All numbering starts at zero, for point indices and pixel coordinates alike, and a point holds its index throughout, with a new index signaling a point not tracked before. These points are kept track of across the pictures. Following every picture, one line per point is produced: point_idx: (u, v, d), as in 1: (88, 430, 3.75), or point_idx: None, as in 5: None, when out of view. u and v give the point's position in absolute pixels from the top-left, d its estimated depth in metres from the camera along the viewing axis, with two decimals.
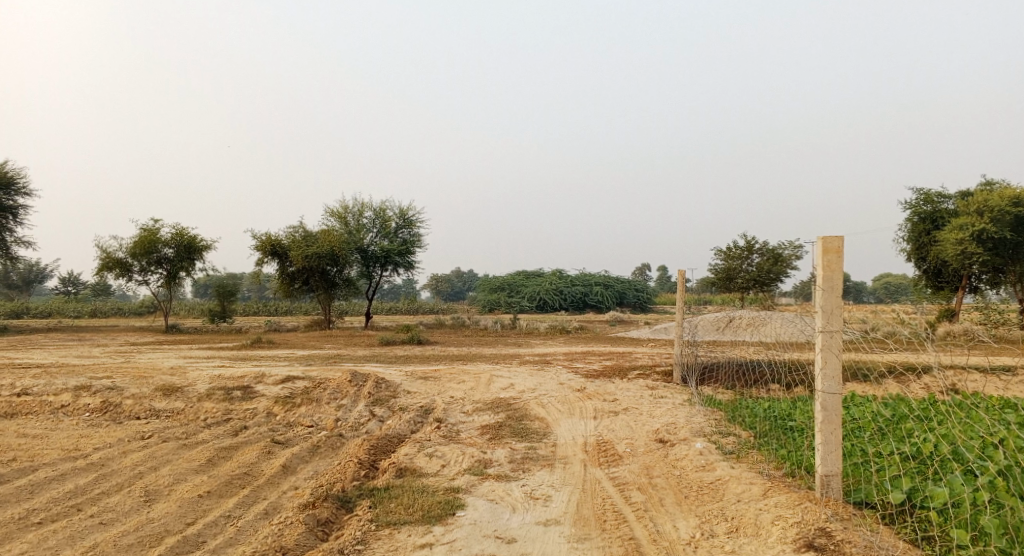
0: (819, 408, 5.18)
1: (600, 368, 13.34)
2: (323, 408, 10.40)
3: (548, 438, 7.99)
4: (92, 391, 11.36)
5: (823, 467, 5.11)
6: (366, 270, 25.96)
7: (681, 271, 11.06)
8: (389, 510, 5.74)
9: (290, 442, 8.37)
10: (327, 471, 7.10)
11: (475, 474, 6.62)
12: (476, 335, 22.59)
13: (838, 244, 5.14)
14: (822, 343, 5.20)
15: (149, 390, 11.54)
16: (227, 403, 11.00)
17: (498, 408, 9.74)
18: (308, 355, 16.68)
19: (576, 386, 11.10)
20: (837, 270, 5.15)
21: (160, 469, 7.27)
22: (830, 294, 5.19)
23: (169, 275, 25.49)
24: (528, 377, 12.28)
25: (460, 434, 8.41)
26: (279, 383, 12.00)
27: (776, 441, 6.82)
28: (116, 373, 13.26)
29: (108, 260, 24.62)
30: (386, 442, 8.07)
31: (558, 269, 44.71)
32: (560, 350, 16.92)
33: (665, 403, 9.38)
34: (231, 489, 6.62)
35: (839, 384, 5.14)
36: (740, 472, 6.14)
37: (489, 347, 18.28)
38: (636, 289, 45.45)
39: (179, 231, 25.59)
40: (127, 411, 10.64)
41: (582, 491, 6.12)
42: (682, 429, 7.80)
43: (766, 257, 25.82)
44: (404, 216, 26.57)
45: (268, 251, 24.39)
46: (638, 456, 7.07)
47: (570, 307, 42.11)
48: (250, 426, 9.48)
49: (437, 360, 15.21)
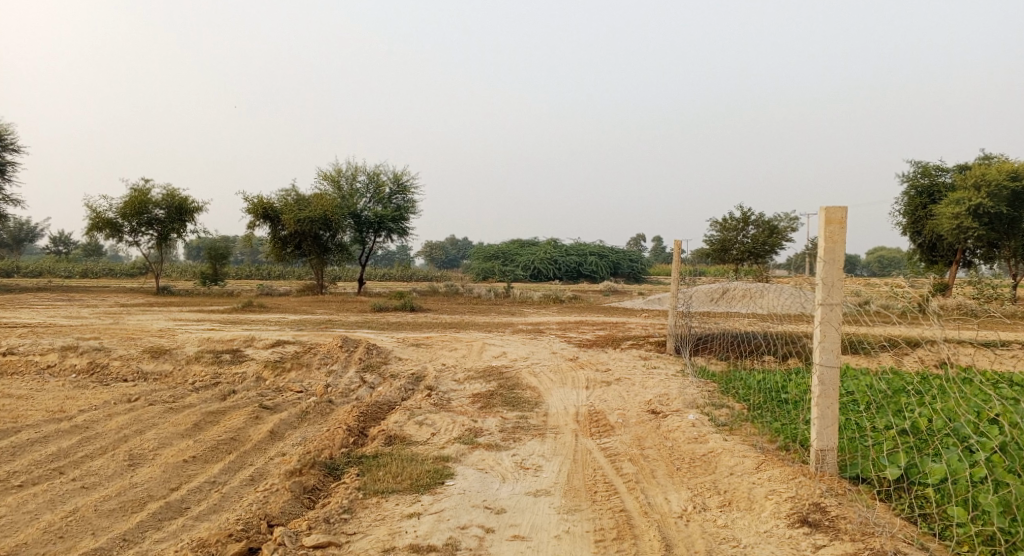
0: (816, 381, 5.07)
1: (593, 338, 13.27)
2: (313, 374, 10.30)
3: (540, 408, 7.91)
4: (79, 352, 11.23)
5: (819, 441, 5.03)
6: (359, 236, 25.75)
7: (677, 242, 10.91)
8: (377, 478, 5.65)
9: (278, 407, 8.27)
10: (316, 437, 7.01)
11: (465, 442, 6.54)
12: (470, 302, 22.50)
13: (841, 215, 4.99)
14: (822, 316, 5.08)
15: (137, 351, 11.42)
16: (216, 367, 10.89)
17: (489, 377, 9.66)
18: (300, 320, 16.57)
19: (569, 355, 11.02)
20: (840, 241, 5.01)
21: (146, 432, 7.16)
22: (831, 267, 5.05)
23: (160, 236, 25.23)
24: (521, 346, 12.20)
25: (451, 402, 8.32)
26: (269, 347, 11.89)
27: (770, 414, 6.75)
28: (104, 334, 13.12)
29: (98, 220, 24.31)
30: (376, 408, 7.98)
31: (552, 239, 44.51)
32: (554, 319, 16.85)
33: (658, 374, 9.31)
34: (217, 455, 6.52)
35: (837, 357, 5.03)
36: (734, 445, 6.06)
37: (482, 315, 18.21)
38: (630, 259, 45.36)
39: (170, 192, 25.26)
40: (115, 373, 10.53)
41: (573, 462, 6.04)
42: (675, 400, 7.73)
43: (761, 229, 25.68)
44: (398, 181, 26.29)
45: (260, 214, 24.13)
46: (629, 427, 6.99)
47: (564, 276, 42.03)
48: (238, 390, 9.38)
49: (429, 327, 15.11)
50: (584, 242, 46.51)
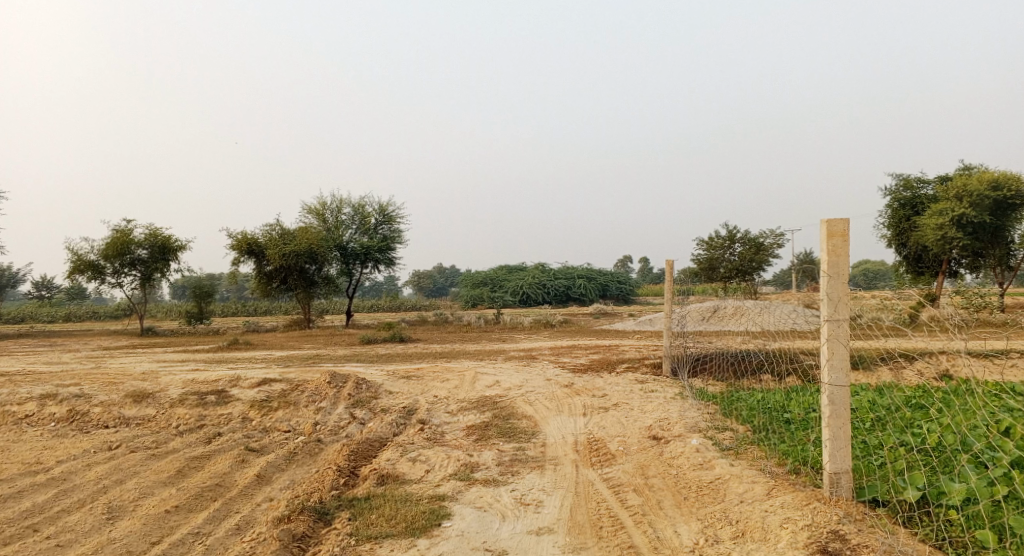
0: (826, 401, 4.88)
1: (587, 362, 13.05)
2: (301, 412, 9.99)
3: (537, 438, 7.65)
4: (58, 400, 10.83)
5: (832, 464, 4.83)
6: (346, 268, 25.49)
7: (669, 262, 10.76)
8: (370, 522, 5.36)
9: (265, 449, 7.95)
10: (304, 480, 6.71)
11: (461, 479, 6.26)
12: (459, 331, 22.25)
13: (843, 227, 4.85)
14: (829, 333, 4.91)
15: (119, 396, 11.04)
16: (201, 409, 10.54)
17: (484, 408, 9.40)
18: (287, 356, 16.22)
19: (564, 382, 10.76)
20: (843, 254, 4.87)
21: (126, 482, 6.83)
22: (836, 281, 4.90)
23: (144, 277, 24.83)
24: (514, 374, 11.94)
25: (445, 436, 8.04)
26: (256, 386, 11.55)
27: (775, 435, 6.53)
28: (84, 380, 12.72)
29: (79, 262, 23.87)
30: (367, 446, 7.69)
31: (540, 264, 44.42)
32: (546, 345, 16.60)
33: (656, 398, 9.07)
34: (201, 503, 6.20)
35: (846, 376, 4.84)
36: (742, 471, 5.83)
37: (472, 343, 17.95)
38: (618, 281, 45.28)
39: (152, 231, 24.93)
40: (95, 420, 10.15)
41: (576, 495, 5.78)
42: (676, 424, 7.48)
43: (748, 246, 25.65)
44: (383, 212, 26.16)
45: (245, 249, 23.83)
46: (632, 455, 6.74)
47: (553, 301, 41.88)
48: (224, 433, 9.06)
49: (419, 358, 14.81)
50: (572, 266, 46.42)
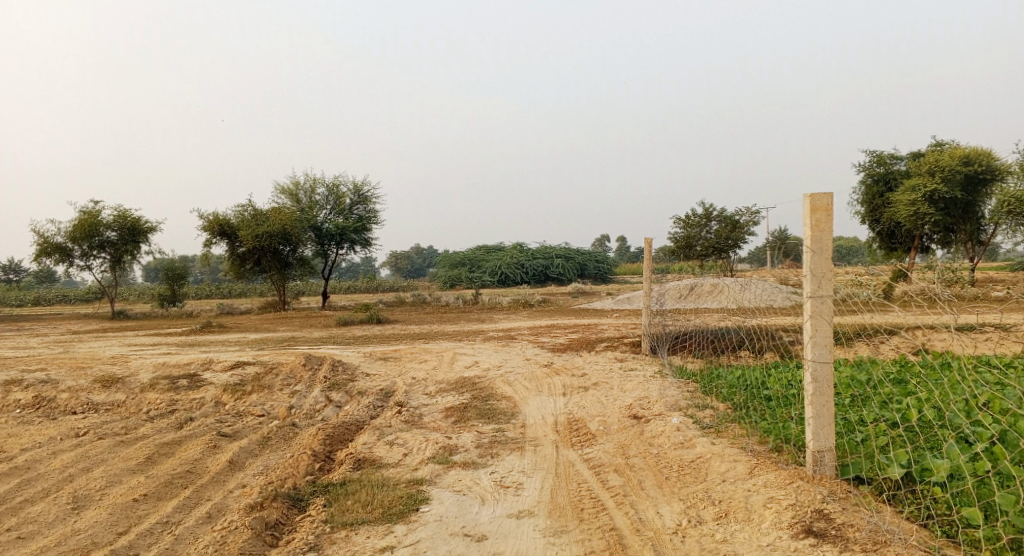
0: (809, 379, 4.82)
1: (566, 341, 12.97)
2: (276, 396, 9.80)
3: (516, 419, 7.55)
4: (24, 386, 10.50)
5: (815, 442, 4.78)
6: (321, 249, 25.14)
7: (647, 239, 10.66)
8: (345, 509, 5.22)
9: (239, 434, 7.75)
10: (279, 466, 6.54)
11: (439, 462, 6.14)
12: (437, 312, 22.07)
13: (827, 202, 4.76)
14: (812, 309, 4.83)
15: (87, 382, 10.73)
16: (172, 393, 10.29)
17: (462, 389, 9.27)
18: (262, 339, 15.93)
19: (542, 361, 10.66)
20: (827, 229, 4.78)
21: (93, 470, 6.60)
22: (819, 257, 4.81)
23: (114, 260, 24.27)
24: (493, 354, 11.82)
25: (423, 418, 7.91)
26: (229, 370, 11.32)
27: (755, 412, 6.49)
28: (51, 365, 12.37)
29: (46, 245, 23.22)
30: (343, 430, 7.54)
31: (518, 243, 44.28)
32: (524, 324, 16.49)
33: (636, 376, 9.01)
34: (171, 491, 6.01)
35: (829, 352, 4.78)
36: (723, 449, 5.78)
37: (450, 324, 17.80)
38: (597, 261, 45.31)
39: (121, 213, 24.34)
40: (62, 406, 9.85)
41: (556, 477, 5.69)
42: (656, 403, 7.41)
43: (724, 224, 25.70)
44: (358, 191, 25.80)
45: (217, 231, 23.36)
46: (612, 435, 6.66)
47: (531, 280, 41.79)
48: (196, 417, 8.84)
49: (397, 340, 14.64)
50: (550, 245, 46.29)
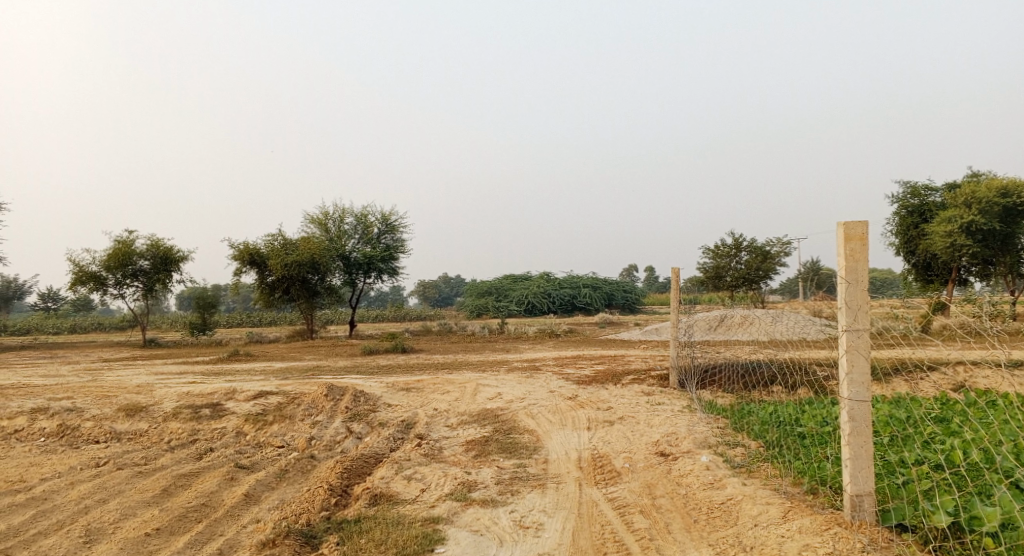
0: (846, 417, 4.55)
1: (592, 373, 12.71)
2: (297, 426, 9.69)
3: (539, 454, 7.33)
4: (50, 414, 10.53)
5: (853, 486, 4.50)
6: (349, 278, 25.25)
7: (675, 269, 10.44)
8: (358, 548, 5.05)
9: (256, 466, 7.64)
10: (294, 500, 6.40)
11: (458, 500, 5.94)
12: (463, 341, 21.94)
13: (862, 230, 4.53)
14: (847, 343, 4.59)
15: (111, 410, 10.74)
16: (194, 423, 10.24)
17: (484, 421, 9.08)
18: (286, 368, 15.88)
19: (567, 394, 10.41)
20: (862, 259, 4.55)
21: (108, 502, 6.51)
22: (855, 288, 4.57)
23: (146, 288, 24.62)
24: (517, 385, 11.60)
25: (443, 452, 7.72)
26: (251, 399, 11.26)
27: (789, 451, 6.19)
28: (77, 393, 12.42)
29: (81, 274, 23.65)
30: (361, 463, 7.39)
31: (545, 272, 44.16)
32: (550, 355, 16.25)
33: (663, 411, 8.72)
34: (184, 525, 5.89)
35: (867, 390, 4.52)
36: (755, 491, 5.49)
37: (475, 354, 17.63)
38: (624, 290, 44.89)
39: (154, 242, 24.77)
40: (85, 434, 9.84)
41: (579, 517, 5.46)
42: (685, 439, 7.13)
43: (754, 254, 25.29)
44: (386, 221, 25.95)
45: (247, 260, 23.60)
46: (638, 473, 6.41)
47: (558, 310, 41.52)
48: (216, 448, 8.76)
49: (420, 369, 14.49)
50: (577, 274, 46.02)
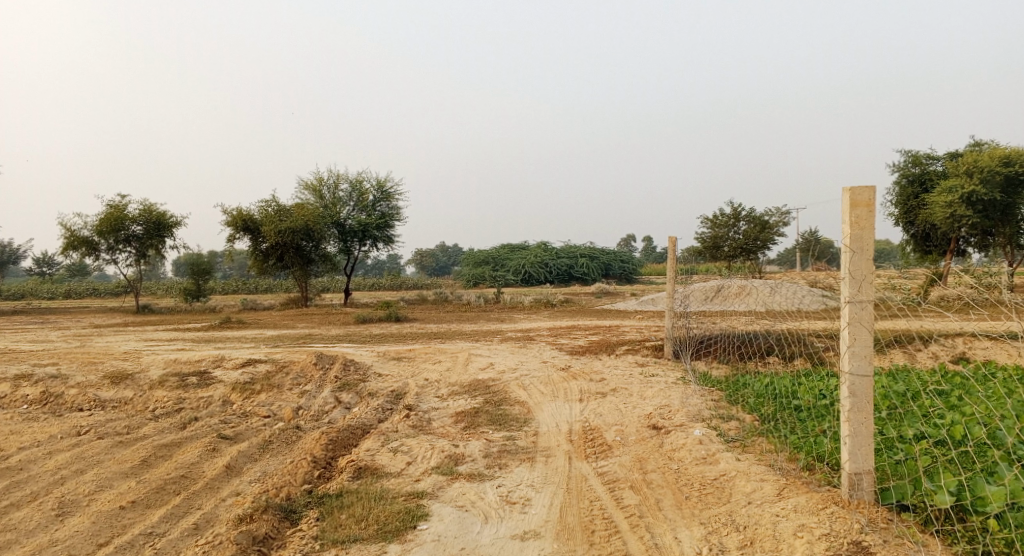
0: (846, 393, 4.35)
1: (586, 344, 12.54)
2: (285, 395, 9.52)
3: (529, 426, 7.15)
4: (33, 381, 10.32)
5: (852, 464, 4.31)
6: (344, 245, 24.97)
7: (671, 238, 10.19)
8: (338, 524, 4.90)
9: (240, 437, 7.45)
10: (277, 472, 6.24)
11: (443, 473, 5.77)
12: (458, 310, 21.77)
13: (869, 196, 4.28)
14: (850, 315, 4.36)
15: (97, 378, 10.55)
16: (180, 391, 10.05)
17: (475, 392, 8.90)
18: (278, 336, 15.68)
19: (560, 364, 10.23)
20: (868, 227, 4.31)
21: (86, 472, 6.34)
22: (860, 257, 4.34)
23: (139, 254, 24.29)
24: (510, 356, 11.41)
25: (432, 423, 7.54)
26: (239, 367, 11.08)
27: (785, 426, 6.00)
28: (64, 360, 12.20)
29: (72, 238, 23.31)
30: (348, 434, 7.21)
31: (543, 241, 43.87)
32: (544, 325, 16.07)
33: (657, 383, 8.54)
34: (161, 498, 5.74)
35: (869, 364, 4.31)
36: (749, 467, 5.32)
37: (469, 323, 17.46)
38: (621, 260, 44.68)
39: (146, 207, 24.40)
40: (69, 402, 9.65)
41: (567, 493, 5.29)
42: (678, 413, 6.95)
43: (753, 224, 25.00)
44: (382, 188, 25.58)
45: (240, 226, 23.27)
46: (629, 447, 6.23)
47: (555, 280, 41.34)
48: (201, 417, 8.58)
49: (413, 339, 14.31)
50: (575, 243, 45.74)
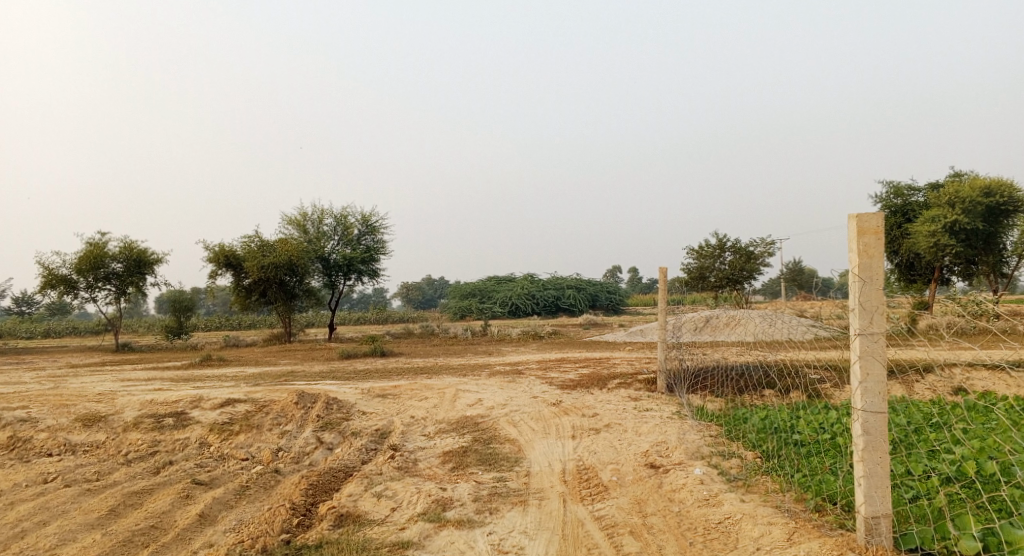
0: (860, 430, 4.17)
1: (576, 377, 12.24)
2: (264, 437, 9.13)
3: (520, 466, 6.83)
4: (1, 424, 9.85)
5: (868, 507, 4.12)
6: (329, 280, 24.62)
7: (662, 269, 9.99)
8: None
9: (215, 482, 7.06)
10: (253, 520, 5.87)
11: (431, 520, 5.44)
12: (445, 344, 21.41)
13: (876, 223, 4.11)
14: (861, 348, 4.18)
15: (68, 421, 10.09)
16: (155, 434, 9.63)
17: (463, 430, 8.56)
18: (259, 374, 15.22)
19: (551, 399, 9.91)
20: (878, 254, 4.14)
21: (49, 524, 5.93)
22: (870, 287, 4.17)
23: (119, 291, 23.79)
24: (498, 391, 11.07)
25: (418, 465, 7.19)
26: (218, 407, 10.65)
27: (790, 463, 5.74)
28: (34, 402, 11.71)
29: (50, 277, 22.78)
30: (330, 477, 6.86)
31: (529, 274, 43.69)
32: (532, 358, 15.75)
33: (651, 418, 8.26)
34: (128, 552, 5.36)
35: (882, 401, 4.13)
36: (755, 508, 5.07)
37: (456, 357, 17.11)
38: (608, 291, 44.54)
39: (127, 244, 24.00)
40: (37, 447, 9.19)
41: (562, 541, 5.01)
42: (676, 450, 6.66)
43: (738, 255, 24.96)
44: (367, 222, 25.36)
45: (222, 262, 22.88)
46: (626, 488, 5.92)
47: (542, 311, 41.11)
48: (175, 461, 8.18)
49: (398, 374, 13.92)
50: (562, 275, 45.59)
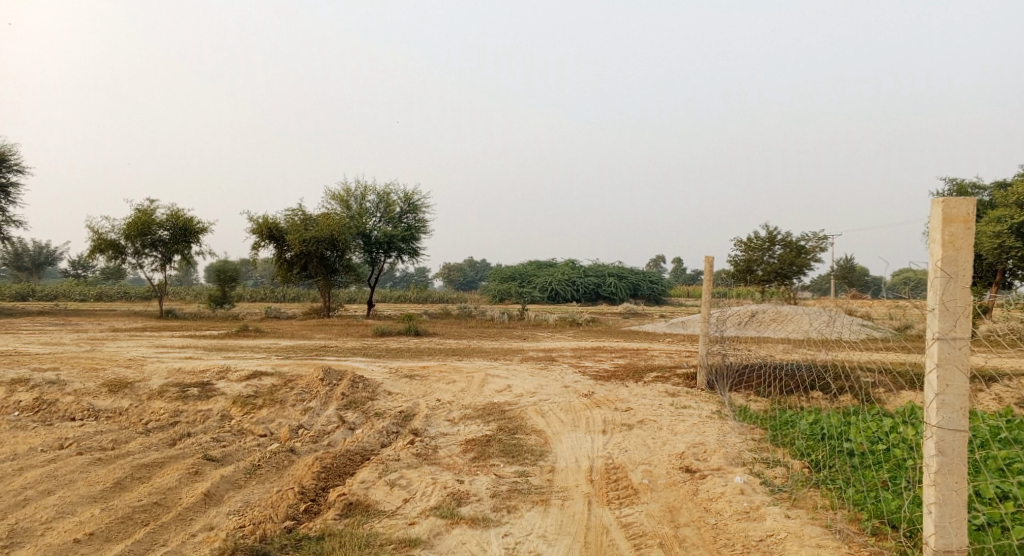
0: (933, 450, 3.65)
1: (611, 367, 11.72)
2: (286, 413, 8.87)
3: (545, 460, 6.39)
4: (30, 386, 9.74)
5: (940, 538, 3.63)
6: (369, 256, 24.47)
7: (708, 258, 9.39)
8: None
9: (228, 459, 6.79)
10: (260, 502, 5.58)
11: (443, 516, 5.06)
12: (480, 326, 21.08)
13: (967, 210, 3.50)
14: (940, 354, 3.62)
15: (94, 385, 9.96)
16: (179, 403, 9.45)
17: (489, 417, 8.14)
18: (291, 348, 15.03)
19: (583, 390, 9.43)
20: (965, 247, 3.54)
21: (53, 493, 5.73)
22: (954, 284, 3.59)
23: (164, 259, 24.00)
24: (529, 378, 10.62)
25: (438, 452, 6.81)
26: (244, 380, 10.43)
27: (841, 476, 5.19)
28: (66, 365, 11.65)
29: (99, 242, 23.07)
30: (345, 461, 6.52)
31: (571, 260, 43.07)
32: (568, 346, 15.25)
33: (690, 416, 7.72)
34: (126, 529, 5.11)
35: (961, 417, 3.59)
36: (801, 527, 4.57)
37: (491, 340, 16.73)
38: (651, 281, 43.62)
39: (174, 213, 24.12)
40: (61, 411, 9.07)
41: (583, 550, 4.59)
42: (714, 454, 6.14)
43: (789, 249, 23.95)
44: (409, 200, 25.09)
45: (265, 234, 22.84)
46: (658, 492, 5.44)
47: (582, 298, 40.61)
48: (194, 433, 7.96)
49: (429, 355, 13.57)
50: (605, 264, 44.88)
